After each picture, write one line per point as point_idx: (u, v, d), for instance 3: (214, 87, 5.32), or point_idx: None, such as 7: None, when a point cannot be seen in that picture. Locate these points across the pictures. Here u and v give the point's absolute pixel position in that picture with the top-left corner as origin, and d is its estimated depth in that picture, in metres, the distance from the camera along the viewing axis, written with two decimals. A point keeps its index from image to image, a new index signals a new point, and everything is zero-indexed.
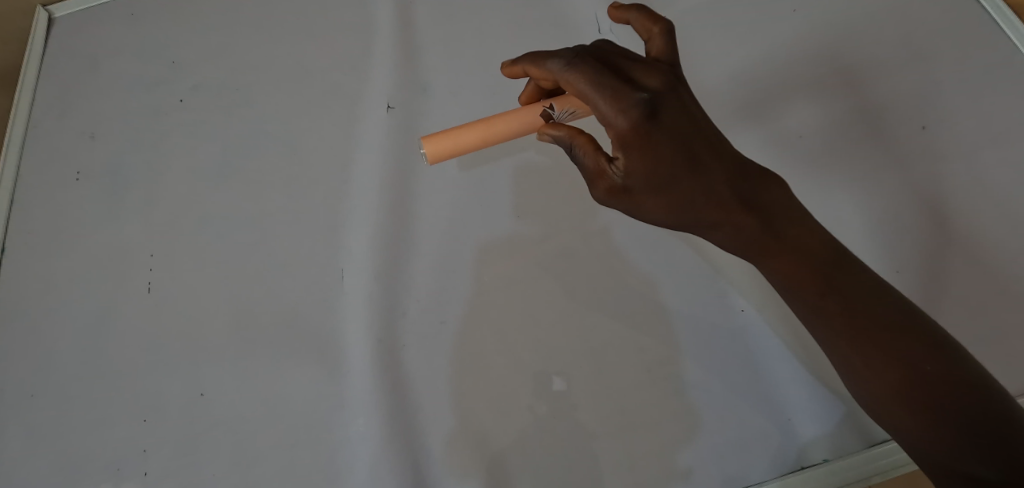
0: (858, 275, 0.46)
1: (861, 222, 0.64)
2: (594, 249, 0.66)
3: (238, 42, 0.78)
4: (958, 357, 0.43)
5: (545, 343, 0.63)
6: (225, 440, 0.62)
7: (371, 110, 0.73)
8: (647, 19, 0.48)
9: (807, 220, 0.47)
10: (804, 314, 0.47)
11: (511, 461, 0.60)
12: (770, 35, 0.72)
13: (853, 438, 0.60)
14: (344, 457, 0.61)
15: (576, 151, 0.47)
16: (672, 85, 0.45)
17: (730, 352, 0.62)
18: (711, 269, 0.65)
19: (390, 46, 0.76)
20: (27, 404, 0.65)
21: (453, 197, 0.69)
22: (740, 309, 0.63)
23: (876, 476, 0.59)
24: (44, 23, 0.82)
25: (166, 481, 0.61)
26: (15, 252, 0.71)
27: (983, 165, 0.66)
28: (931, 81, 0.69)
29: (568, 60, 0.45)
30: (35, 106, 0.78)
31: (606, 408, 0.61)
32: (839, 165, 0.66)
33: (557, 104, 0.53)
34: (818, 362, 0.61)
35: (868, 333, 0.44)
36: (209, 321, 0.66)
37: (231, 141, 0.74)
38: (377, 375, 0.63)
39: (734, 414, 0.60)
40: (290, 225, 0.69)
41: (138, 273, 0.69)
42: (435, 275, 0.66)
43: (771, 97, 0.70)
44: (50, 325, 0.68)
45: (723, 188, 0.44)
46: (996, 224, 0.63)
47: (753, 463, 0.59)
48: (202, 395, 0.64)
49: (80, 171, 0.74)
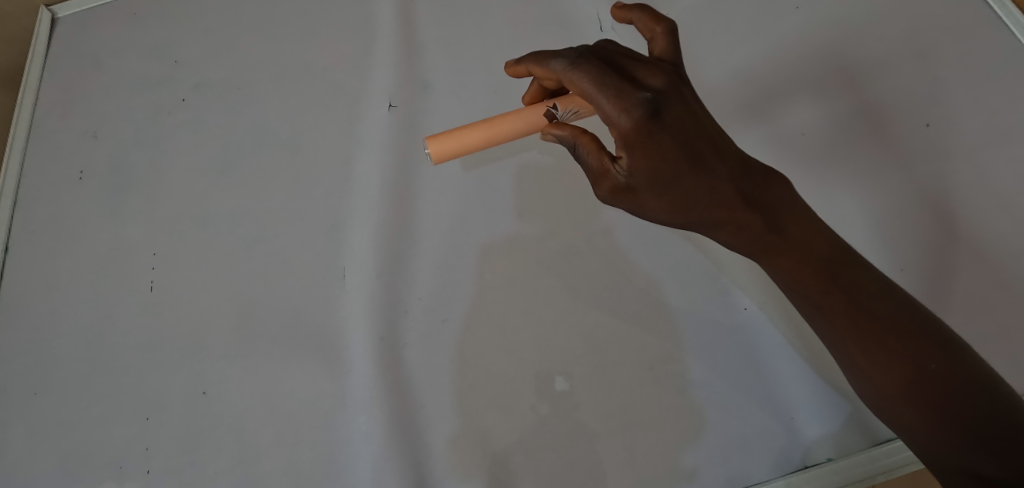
0: (863, 273, 0.46)
1: (863, 220, 0.64)
2: (596, 247, 0.66)
3: (239, 41, 0.78)
4: (964, 356, 0.43)
5: (546, 341, 0.63)
6: (226, 438, 0.62)
7: (372, 109, 0.73)
8: (650, 18, 0.48)
9: (811, 219, 0.47)
10: (809, 313, 0.47)
11: (512, 460, 0.60)
12: (772, 32, 0.72)
13: (856, 437, 0.59)
14: (346, 455, 0.61)
15: (579, 151, 0.46)
16: (675, 84, 0.45)
17: (732, 350, 0.62)
18: (714, 267, 0.64)
19: (391, 44, 0.76)
20: (29, 402, 0.65)
21: (454, 196, 0.68)
22: (742, 307, 0.63)
23: (880, 475, 0.58)
24: (47, 24, 0.82)
25: (168, 478, 0.61)
26: (18, 251, 0.71)
27: (988, 162, 0.65)
28: (934, 78, 0.69)
29: (571, 60, 0.44)
30: (38, 107, 0.78)
31: (608, 407, 0.61)
32: (841, 163, 0.66)
33: (560, 105, 0.53)
34: (821, 360, 0.61)
35: (874, 333, 0.44)
36: (211, 319, 0.66)
37: (233, 139, 0.74)
38: (379, 375, 0.63)
39: (736, 412, 0.60)
40: (291, 224, 0.69)
41: (140, 272, 0.69)
42: (437, 275, 0.66)
43: (773, 95, 0.69)
44: (52, 324, 0.68)
45: (727, 187, 0.44)
46: (1000, 222, 0.63)
47: (754, 461, 0.59)
48: (203, 393, 0.64)
49: (82, 170, 0.75)
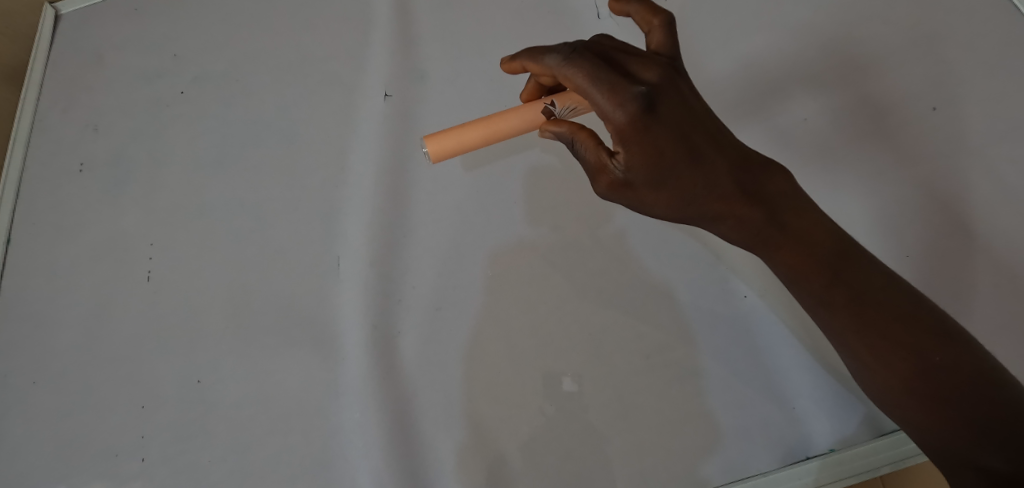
0: (867, 268, 0.45)
1: (860, 208, 0.64)
2: (594, 236, 0.65)
3: (237, 34, 0.79)
4: (969, 347, 0.42)
5: (544, 330, 0.63)
6: (221, 426, 0.63)
7: (369, 97, 0.73)
8: (647, 11, 0.48)
9: (811, 210, 0.47)
10: (812, 306, 0.46)
11: (507, 449, 0.60)
12: (770, 22, 0.72)
13: (859, 428, 0.58)
14: (338, 442, 0.61)
15: (577, 146, 0.46)
16: (671, 77, 0.44)
17: (733, 339, 0.61)
18: (712, 255, 0.64)
19: (388, 34, 0.76)
20: (29, 391, 0.66)
21: (452, 188, 0.68)
22: (743, 295, 0.62)
23: (886, 467, 0.58)
24: (51, 20, 0.83)
25: (165, 465, 0.62)
26: (18, 243, 0.72)
27: (995, 152, 0.64)
28: (941, 62, 0.67)
29: (566, 56, 0.44)
30: (40, 102, 0.79)
31: (605, 396, 0.60)
32: (839, 151, 0.66)
33: (557, 101, 0.52)
34: (822, 348, 0.60)
35: (877, 325, 0.43)
36: (208, 309, 0.67)
37: (231, 131, 0.74)
38: (371, 362, 0.63)
39: (735, 402, 0.59)
40: (288, 213, 0.69)
41: (138, 262, 0.70)
42: (434, 265, 0.65)
43: (772, 84, 0.70)
44: (51, 314, 0.69)
45: (724, 179, 0.44)
46: (1005, 208, 0.62)
47: (753, 452, 0.58)
48: (198, 382, 0.64)
49: (82, 163, 0.75)
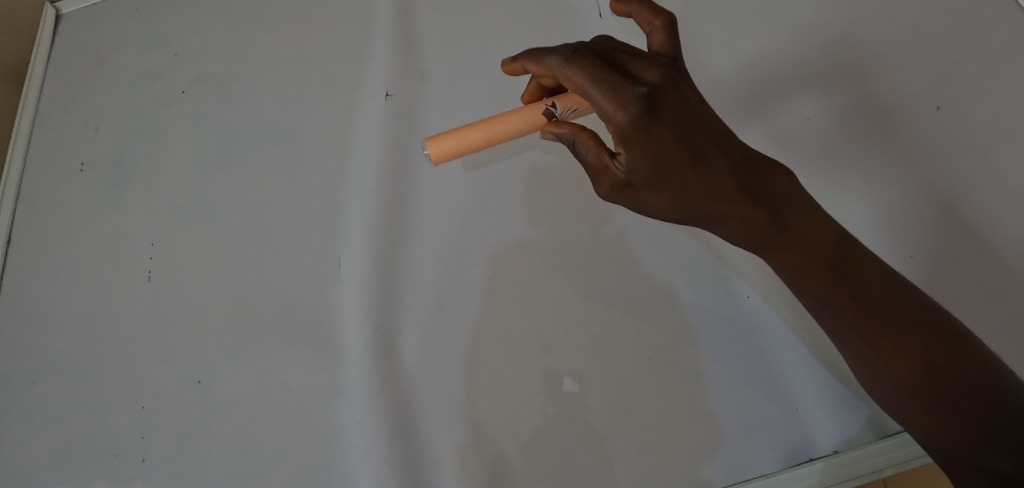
0: (873, 268, 0.45)
1: (865, 207, 0.64)
2: (596, 236, 0.65)
3: (238, 34, 0.79)
4: (970, 346, 0.42)
5: (545, 330, 0.62)
6: (222, 427, 0.63)
7: (370, 97, 0.73)
8: (648, 11, 0.48)
9: (814, 211, 0.46)
10: (814, 307, 0.46)
11: (508, 450, 0.59)
12: (772, 22, 0.72)
13: (863, 429, 0.58)
14: (339, 442, 0.61)
15: (579, 148, 0.45)
16: (672, 78, 0.44)
17: (734, 340, 0.61)
18: (714, 256, 0.64)
19: (388, 34, 0.76)
20: (30, 391, 0.66)
21: (453, 188, 0.68)
22: (746, 295, 0.62)
23: (888, 469, 0.57)
24: (52, 20, 0.83)
25: (165, 466, 0.62)
26: (19, 243, 0.72)
27: (995, 151, 0.64)
28: (942, 62, 0.67)
29: (566, 56, 0.43)
30: (42, 102, 0.79)
31: (606, 397, 0.60)
32: (842, 151, 0.66)
33: (559, 102, 0.52)
34: (824, 349, 0.60)
35: (880, 326, 0.43)
36: (209, 309, 0.66)
37: (232, 131, 0.74)
38: (372, 363, 0.63)
39: (737, 403, 0.59)
40: (289, 213, 0.69)
41: (139, 262, 0.70)
42: (434, 266, 0.65)
43: (774, 84, 0.69)
44: (52, 314, 0.69)
45: (727, 180, 0.44)
46: (1007, 209, 0.62)
47: (755, 453, 0.58)
48: (199, 382, 0.64)
49: (83, 162, 0.75)
